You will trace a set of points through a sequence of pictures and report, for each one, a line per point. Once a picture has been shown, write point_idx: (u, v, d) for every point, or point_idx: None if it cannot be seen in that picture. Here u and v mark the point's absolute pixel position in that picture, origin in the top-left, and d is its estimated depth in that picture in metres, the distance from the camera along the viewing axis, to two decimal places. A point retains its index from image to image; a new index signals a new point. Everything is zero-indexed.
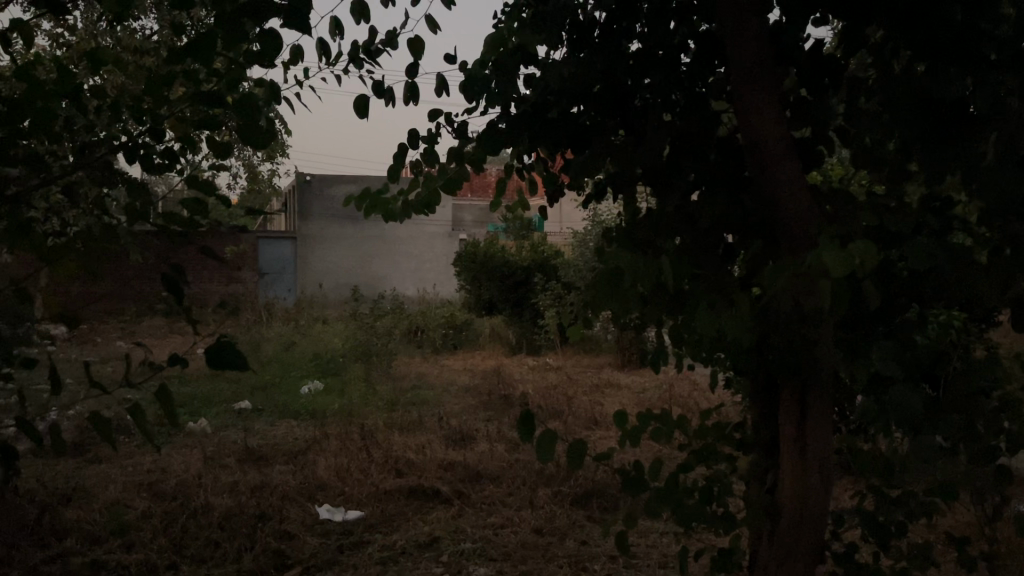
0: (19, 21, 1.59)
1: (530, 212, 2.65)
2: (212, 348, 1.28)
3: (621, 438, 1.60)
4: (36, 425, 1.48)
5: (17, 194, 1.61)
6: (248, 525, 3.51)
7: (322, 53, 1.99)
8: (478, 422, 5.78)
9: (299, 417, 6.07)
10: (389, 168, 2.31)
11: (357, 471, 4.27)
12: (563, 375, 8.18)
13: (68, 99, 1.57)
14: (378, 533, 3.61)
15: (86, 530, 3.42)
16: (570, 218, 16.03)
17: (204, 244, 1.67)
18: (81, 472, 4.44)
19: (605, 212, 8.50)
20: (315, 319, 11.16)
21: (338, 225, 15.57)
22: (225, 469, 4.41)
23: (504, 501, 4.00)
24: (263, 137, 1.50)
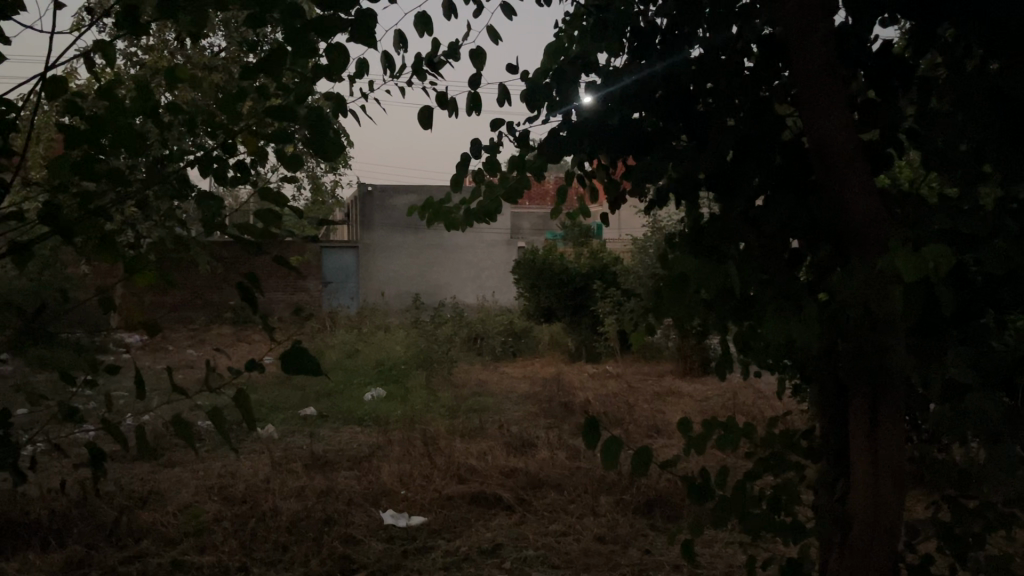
0: (101, 41, 1.67)
1: (591, 219, 2.65)
2: (288, 354, 1.31)
3: (686, 446, 1.59)
4: (120, 429, 1.54)
5: (100, 208, 1.67)
6: (314, 529, 3.58)
7: (386, 66, 2.04)
8: (539, 429, 5.79)
9: (363, 422, 6.18)
10: (452, 178, 2.35)
11: (420, 477, 4.32)
12: (623, 382, 8.13)
13: (147, 114, 1.63)
14: (441, 539, 3.64)
15: (161, 531, 3.53)
16: (629, 225, 15.95)
17: (276, 255, 1.72)
18: (156, 475, 4.59)
19: (666, 219, 8.43)
20: (377, 326, 11.32)
21: (399, 235, 15.79)
22: (291, 474, 4.50)
23: (566, 509, 4.00)
24: (333, 148, 1.54)
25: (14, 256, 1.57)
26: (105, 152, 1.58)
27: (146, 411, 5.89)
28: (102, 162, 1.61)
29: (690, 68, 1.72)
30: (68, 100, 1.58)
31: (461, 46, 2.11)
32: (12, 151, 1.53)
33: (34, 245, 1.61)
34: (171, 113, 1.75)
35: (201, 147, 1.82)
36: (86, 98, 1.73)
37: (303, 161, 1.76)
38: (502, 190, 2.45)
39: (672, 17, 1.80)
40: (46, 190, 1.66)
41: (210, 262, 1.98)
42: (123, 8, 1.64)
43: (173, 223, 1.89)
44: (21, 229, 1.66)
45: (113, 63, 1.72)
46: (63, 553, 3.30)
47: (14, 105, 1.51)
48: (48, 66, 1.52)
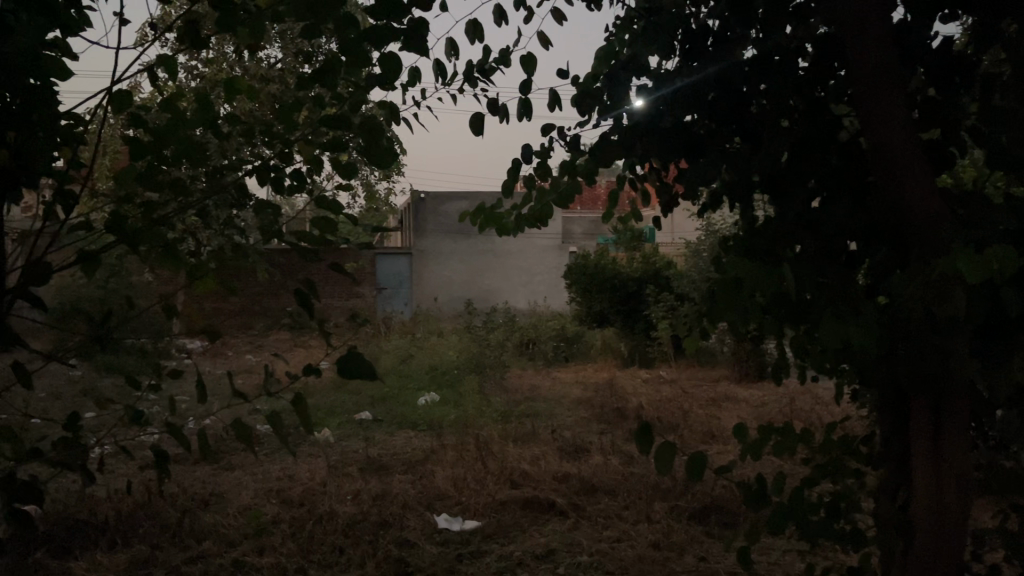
0: (164, 56, 1.72)
1: (642, 222, 2.64)
2: (343, 358, 1.33)
3: (742, 452, 1.57)
4: (183, 432, 1.58)
5: (161, 219, 1.71)
6: (369, 532, 3.62)
7: (439, 74, 2.07)
8: (592, 434, 5.77)
9: (417, 426, 6.23)
10: (503, 184, 2.36)
11: (474, 481, 4.34)
12: (678, 388, 8.05)
13: (207, 126, 1.68)
14: (495, 543, 3.65)
15: (222, 533, 3.60)
16: (682, 229, 15.78)
17: (332, 261, 1.76)
18: (217, 477, 4.70)
19: (720, 222, 8.33)
20: (430, 331, 11.41)
21: (452, 241, 15.90)
22: (348, 477, 4.56)
23: (620, 515, 3.97)
24: (385, 156, 1.56)
25: (83, 265, 1.62)
26: (168, 164, 1.62)
27: (207, 415, 6.04)
28: (164, 172, 1.66)
29: (743, 69, 1.71)
30: (132, 113, 1.63)
31: (512, 53, 2.13)
32: (81, 162, 1.59)
33: (101, 254, 1.66)
34: (230, 124, 1.80)
35: (259, 157, 1.86)
36: (150, 111, 1.78)
37: (357, 169, 1.80)
38: (553, 195, 2.47)
39: (724, 18, 1.79)
40: (113, 201, 1.71)
41: (267, 269, 2.03)
42: (184, 22, 1.69)
43: (231, 231, 1.94)
44: (90, 238, 1.71)
45: (175, 77, 1.77)
46: (129, 552, 3.40)
47: (82, 117, 1.56)
48: (114, 80, 1.58)
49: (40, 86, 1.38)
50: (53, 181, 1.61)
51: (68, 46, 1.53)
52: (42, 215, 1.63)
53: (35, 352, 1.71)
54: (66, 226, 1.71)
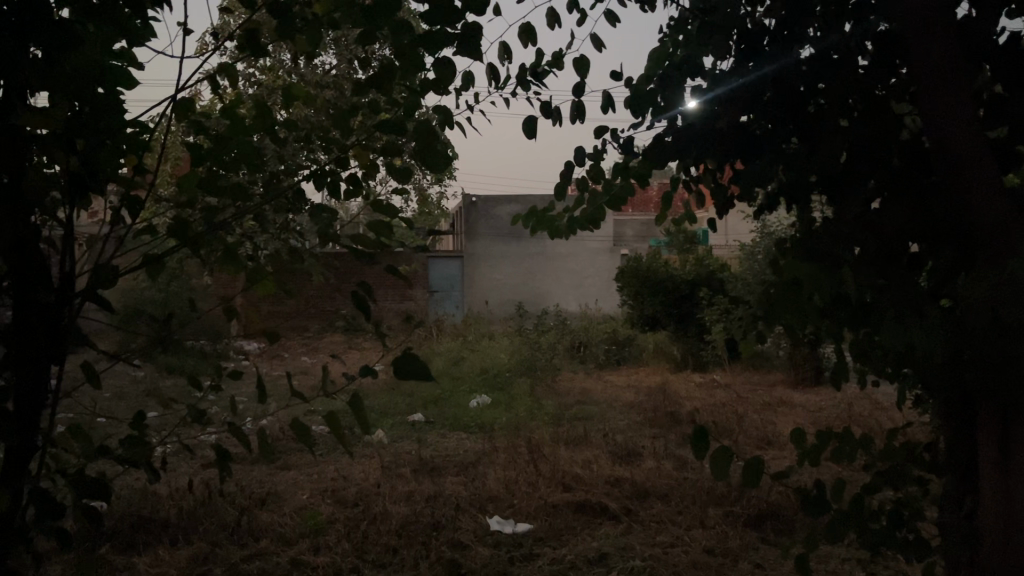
0: (225, 64, 1.76)
1: (697, 225, 2.63)
2: (399, 360, 1.35)
3: (799, 458, 1.55)
4: (244, 432, 1.61)
5: (221, 221, 1.74)
6: (422, 533, 3.65)
7: (492, 78, 2.09)
8: (644, 438, 5.73)
9: (468, 429, 6.25)
10: (555, 187, 2.37)
11: (526, 484, 4.35)
12: (732, 392, 7.94)
13: (266, 131, 1.72)
14: (547, 546, 3.65)
15: (279, 531, 3.66)
16: (736, 231, 15.58)
17: (388, 264, 1.78)
18: (274, 477, 4.78)
19: (775, 224, 8.19)
20: (481, 334, 11.44)
21: (503, 243, 15.94)
22: (401, 478, 4.60)
23: (673, 519, 3.93)
24: (440, 159, 1.58)
25: (147, 268, 1.67)
26: (229, 169, 1.67)
27: (263, 416, 6.15)
28: (225, 178, 1.70)
29: (801, 68, 1.68)
30: (195, 121, 1.67)
31: (565, 56, 2.14)
32: (145, 168, 1.64)
33: (165, 258, 1.71)
34: (288, 130, 1.84)
35: (317, 163, 1.90)
36: (212, 118, 1.83)
37: (413, 172, 1.82)
38: (605, 198, 2.47)
39: (781, 17, 1.77)
40: (175, 206, 1.76)
41: (323, 272, 2.07)
42: (244, 30, 1.73)
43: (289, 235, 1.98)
44: (154, 243, 1.77)
45: (236, 84, 1.82)
46: (189, 549, 3.48)
47: (146, 125, 1.61)
48: (177, 89, 1.62)
49: (108, 95, 1.42)
50: (120, 187, 1.66)
51: (134, 55, 1.57)
52: (109, 220, 1.68)
53: (103, 353, 1.77)
54: (132, 231, 1.76)
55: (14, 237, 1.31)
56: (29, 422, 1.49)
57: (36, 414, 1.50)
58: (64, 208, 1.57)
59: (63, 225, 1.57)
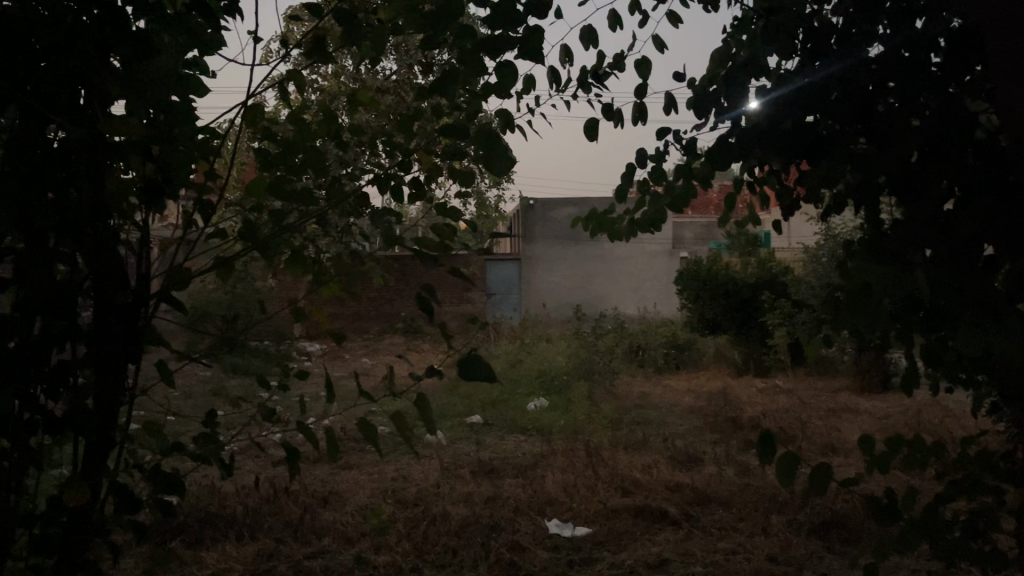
0: (292, 70, 1.80)
1: (761, 227, 2.59)
2: (465, 360, 1.37)
3: (868, 466, 1.51)
4: (313, 430, 1.65)
5: (288, 225, 1.77)
6: (482, 534, 3.67)
7: (553, 81, 2.12)
8: (705, 443, 5.65)
9: (527, 431, 6.26)
10: (616, 189, 2.37)
11: (584, 487, 4.33)
12: (795, 397, 7.79)
13: (331, 136, 1.74)
14: (607, 550, 3.63)
15: (341, 530, 3.72)
16: (799, 233, 15.30)
17: (450, 266, 1.80)
18: (336, 476, 4.86)
19: (841, 226, 8.01)
20: (539, 338, 11.45)
21: (561, 246, 15.94)
22: (460, 479, 4.63)
23: (735, 526, 3.88)
24: (502, 162, 1.59)
25: (218, 270, 1.71)
26: (296, 173, 1.70)
27: (326, 417, 6.26)
28: (291, 183, 1.73)
29: (871, 66, 1.64)
30: (264, 127, 1.71)
31: (626, 57, 2.17)
32: (216, 173, 1.68)
33: (234, 260, 1.76)
34: (352, 134, 1.87)
35: (379, 167, 1.93)
36: (279, 123, 1.87)
37: (476, 174, 1.84)
38: (667, 200, 2.46)
39: (848, 15, 1.74)
40: (244, 210, 1.80)
41: (384, 274, 2.09)
42: (311, 37, 1.76)
43: (352, 239, 2.01)
44: (224, 246, 1.81)
45: (303, 90, 1.85)
46: (255, 545, 3.55)
47: (217, 131, 1.65)
48: (246, 96, 1.66)
49: (181, 102, 1.47)
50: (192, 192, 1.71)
51: (206, 64, 1.62)
52: (183, 223, 1.73)
53: (176, 353, 1.82)
54: (204, 235, 1.80)
55: (97, 240, 1.35)
56: (108, 418, 1.54)
57: (115, 411, 1.55)
58: (141, 212, 1.62)
59: (140, 228, 1.62)
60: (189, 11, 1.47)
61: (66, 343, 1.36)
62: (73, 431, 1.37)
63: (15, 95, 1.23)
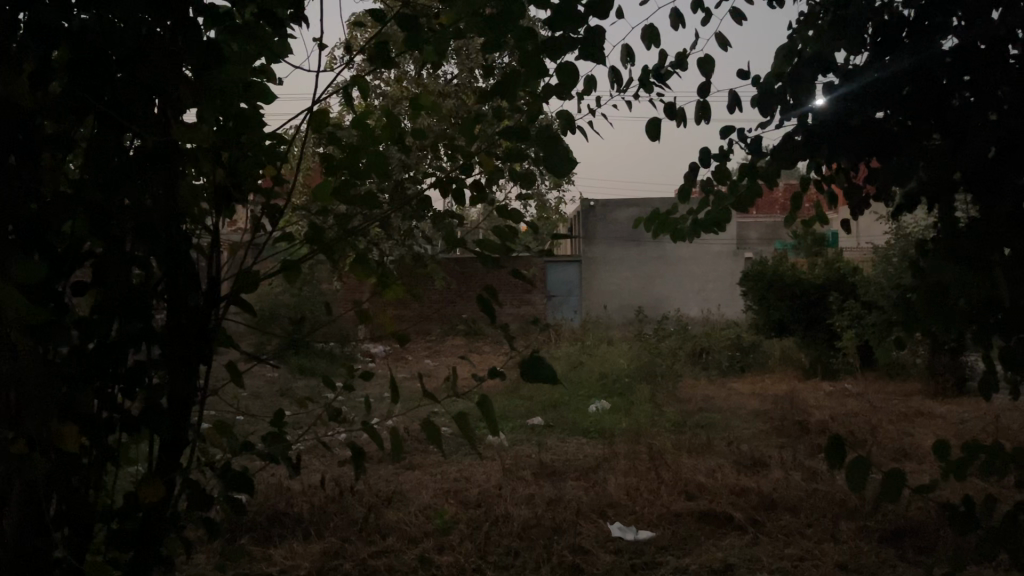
0: (357, 77, 1.82)
1: (828, 226, 2.53)
2: (527, 361, 1.37)
3: (943, 473, 1.46)
4: (378, 430, 1.67)
5: (353, 230, 1.80)
6: (544, 536, 3.67)
7: (614, 81, 2.14)
8: (770, 448, 5.55)
9: (589, 433, 6.24)
10: (679, 189, 2.35)
11: (647, 491, 4.30)
12: (865, 401, 7.58)
13: (393, 141, 1.76)
14: (670, 554, 3.59)
15: (404, 530, 3.76)
16: (869, 232, 14.91)
17: (511, 268, 1.81)
18: (400, 476, 4.92)
19: (911, 226, 7.79)
20: (600, 340, 11.36)
21: (622, 247, 15.84)
22: (522, 482, 4.63)
23: (803, 532, 3.79)
24: (562, 164, 1.58)
25: (286, 273, 1.75)
26: (360, 178, 1.72)
27: (389, 418, 6.34)
28: (356, 187, 1.75)
29: (945, 59, 1.58)
30: (329, 133, 1.74)
31: (688, 56, 2.17)
32: (283, 178, 1.71)
33: (301, 264, 1.79)
34: (415, 138, 1.88)
35: (441, 170, 1.95)
36: (344, 128, 1.90)
37: (537, 175, 1.84)
38: (731, 200, 2.43)
39: (921, 7, 1.68)
40: (309, 215, 1.83)
41: (446, 276, 2.11)
42: (374, 43, 1.78)
43: (414, 243, 2.03)
44: (290, 250, 1.84)
45: (366, 96, 1.87)
46: (322, 543, 3.62)
47: (284, 137, 1.69)
48: (313, 102, 1.70)
49: (248, 109, 1.50)
50: (261, 197, 1.75)
51: (272, 71, 1.66)
52: (251, 227, 1.77)
53: (245, 355, 1.86)
54: (272, 239, 1.84)
55: (170, 245, 1.40)
56: (182, 416, 1.58)
57: (187, 410, 1.60)
58: (211, 217, 1.66)
59: (210, 233, 1.66)
60: (257, 21, 1.51)
61: (141, 344, 1.41)
62: (148, 429, 1.41)
63: (93, 104, 1.27)
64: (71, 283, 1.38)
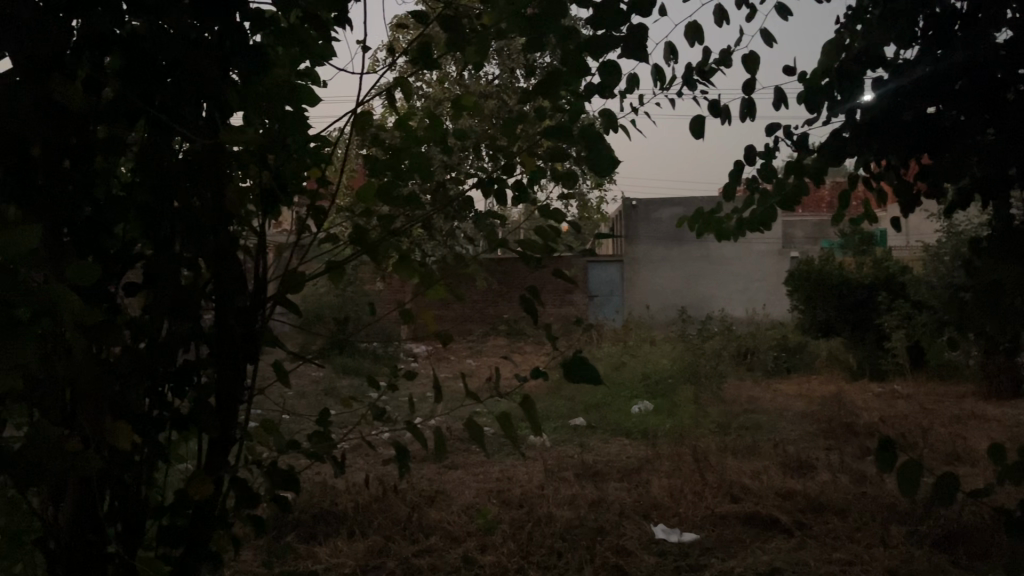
0: (400, 78, 1.83)
1: (877, 224, 2.48)
2: (570, 362, 1.37)
3: (999, 477, 1.42)
4: (423, 430, 1.68)
5: (397, 231, 1.81)
6: (587, 538, 3.65)
7: (658, 79, 2.14)
8: (818, 450, 5.46)
9: (632, 435, 6.20)
10: (724, 187, 2.32)
11: (691, 492, 4.25)
12: (916, 403, 7.42)
13: (435, 142, 1.76)
14: (715, 557, 3.55)
15: (447, 530, 3.77)
16: (919, 231, 14.59)
17: (554, 268, 1.80)
18: (442, 475, 4.94)
19: (963, 224, 7.62)
20: (643, 340, 11.29)
21: (665, 247, 15.72)
22: (564, 482, 4.62)
23: (852, 536, 3.72)
24: (605, 164, 1.57)
25: (330, 274, 1.76)
26: (403, 179, 1.73)
27: (432, 417, 6.38)
28: (400, 188, 1.76)
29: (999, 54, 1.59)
30: (373, 135, 1.76)
31: (733, 53, 2.16)
32: (329, 179, 1.73)
33: (346, 264, 1.80)
34: (457, 137, 1.88)
35: (482, 170, 1.94)
36: (387, 129, 1.91)
37: (580, 174, 1.83)
38: (777, 198, 2.39)
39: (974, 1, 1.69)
40: (353, 216, 1.84)
41: (489, 276, 2.11)
42: (417, 44, 1.79)
43: (455, 243, 2.03)
44: (336, 251, 1.86)
45: (410, 97, 1.88)
46: (366, 542, 3.65)
47: (329, 139, 1.71)
48: (357, 104, 1.71)
49: (294, 111, 1.53)
50: (307, 198, 1.77)
51: (318, 74, 1.68)
52: (297, 228, 1.79)
53: (291, 354, 1.88)
54: (317, 240, 1.86)
55: (218, 245, 1.43)
56: (230, 414, 1.60)
57: (235, 409, 1.62)
58: (258, 218, 1.68)
59: (257, 234, 1.67)
60: (303, 24, 1.53)
61: (190, 344, 1.44)
62: (196, 427, 1.44)
63: (145, 108, 1.31)
64: (123, 285, 1.42)
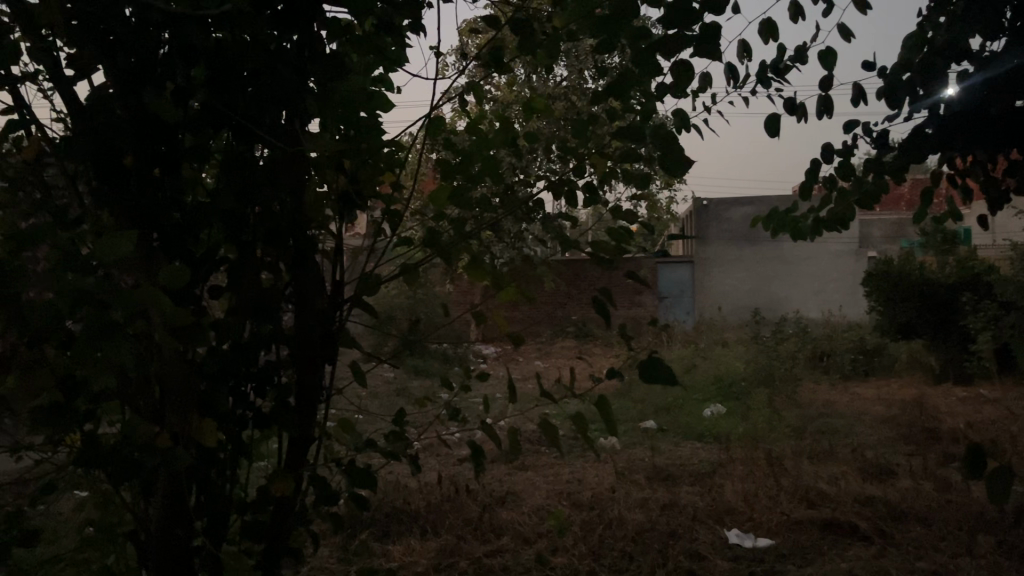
0: (472, 82, 1.85)
1: (961, 222, 2.39)
2: (646, 362, 1.37)
3: None
4: (496, 430, 1.69)
5: (468, 234, 1.82)
6: (659, 541, 3.62)
7: (731, 78, 2.11)
8: (898, 456, 5.29)
9: (704, 438, 6.11)
10: (799, 186, 2.27)
11: (766, 497, 4.17)
12: (1004, 408, 7.11)
13: (505, 145, 1.77)
14: (791, 564, 3.47)
15: (518, 531, 3.78)
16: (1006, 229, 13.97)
17: (626, 270, 1.79)
18: (513, 476, 4.96)
19: None
20: (715, 342, 11.11)
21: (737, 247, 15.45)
22: (635, 485, 4.58)
23: (936, 545, 3.60)
24: (678, 164, 1.56)
25: (404, 277, 1.78)
26: (474, 182, 1.75)
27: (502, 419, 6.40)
28: (471, 191, 1.77)
29: None
30: (445, 139, 1.77)
31: (809, 48, 2.12)
32: (402, 185, 1.76)
33: (419, 267, 1.83)
34: (528, 140, 1.89)
35: (552, 172, 1.94)
36: (458, 133, 1.93)
37: (652, 175, 1.81)
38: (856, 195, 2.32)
39: None
40: (426, 220, 1.87)
41: (559, 278, 2.11)
42: (488, 49, 1.81)
43: (525, 245, 2.03)
44: (410, 254, 1.89)
45: (481, 101, 1.89)
46: (438, 541, 3.68)
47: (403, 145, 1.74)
48: (430, 109, 1.74)
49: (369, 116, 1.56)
50: (381, 203, 1.79)
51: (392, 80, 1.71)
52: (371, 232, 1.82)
53: (367, 355, 1.91)
54: (391, 244, 1.89)
55: (297, 249, 1.46)
56: (309, 413, 1.64)
57: (313, 409, 1.65)
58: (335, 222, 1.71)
59: (334, 237, 1.71)
60: (378, 31, 1.56)
61: (270, 345, 1.47)
62: (278, 426, 1.48)
63: (228, 116, 1.34)
64: (207, 289, 1.46)
